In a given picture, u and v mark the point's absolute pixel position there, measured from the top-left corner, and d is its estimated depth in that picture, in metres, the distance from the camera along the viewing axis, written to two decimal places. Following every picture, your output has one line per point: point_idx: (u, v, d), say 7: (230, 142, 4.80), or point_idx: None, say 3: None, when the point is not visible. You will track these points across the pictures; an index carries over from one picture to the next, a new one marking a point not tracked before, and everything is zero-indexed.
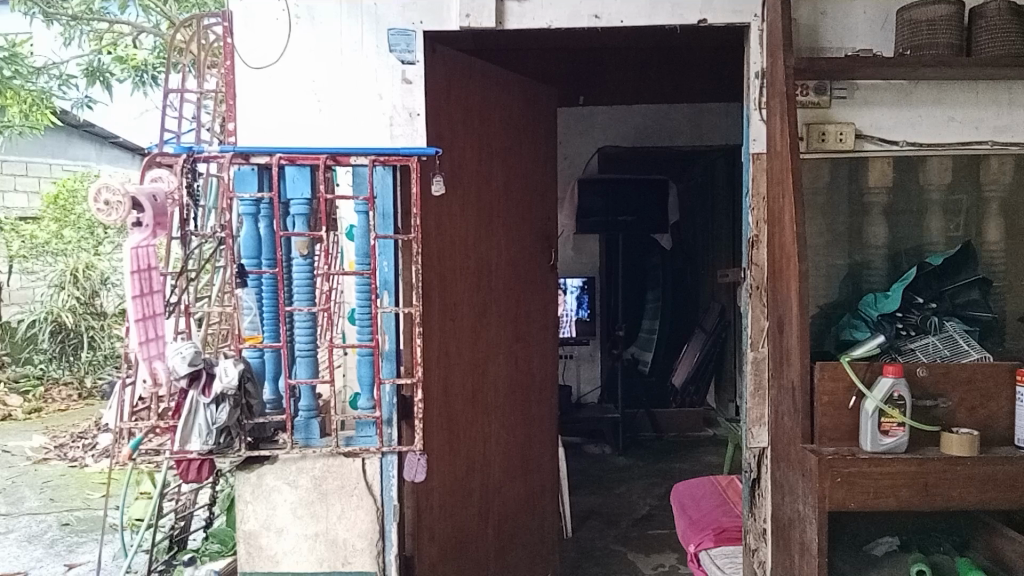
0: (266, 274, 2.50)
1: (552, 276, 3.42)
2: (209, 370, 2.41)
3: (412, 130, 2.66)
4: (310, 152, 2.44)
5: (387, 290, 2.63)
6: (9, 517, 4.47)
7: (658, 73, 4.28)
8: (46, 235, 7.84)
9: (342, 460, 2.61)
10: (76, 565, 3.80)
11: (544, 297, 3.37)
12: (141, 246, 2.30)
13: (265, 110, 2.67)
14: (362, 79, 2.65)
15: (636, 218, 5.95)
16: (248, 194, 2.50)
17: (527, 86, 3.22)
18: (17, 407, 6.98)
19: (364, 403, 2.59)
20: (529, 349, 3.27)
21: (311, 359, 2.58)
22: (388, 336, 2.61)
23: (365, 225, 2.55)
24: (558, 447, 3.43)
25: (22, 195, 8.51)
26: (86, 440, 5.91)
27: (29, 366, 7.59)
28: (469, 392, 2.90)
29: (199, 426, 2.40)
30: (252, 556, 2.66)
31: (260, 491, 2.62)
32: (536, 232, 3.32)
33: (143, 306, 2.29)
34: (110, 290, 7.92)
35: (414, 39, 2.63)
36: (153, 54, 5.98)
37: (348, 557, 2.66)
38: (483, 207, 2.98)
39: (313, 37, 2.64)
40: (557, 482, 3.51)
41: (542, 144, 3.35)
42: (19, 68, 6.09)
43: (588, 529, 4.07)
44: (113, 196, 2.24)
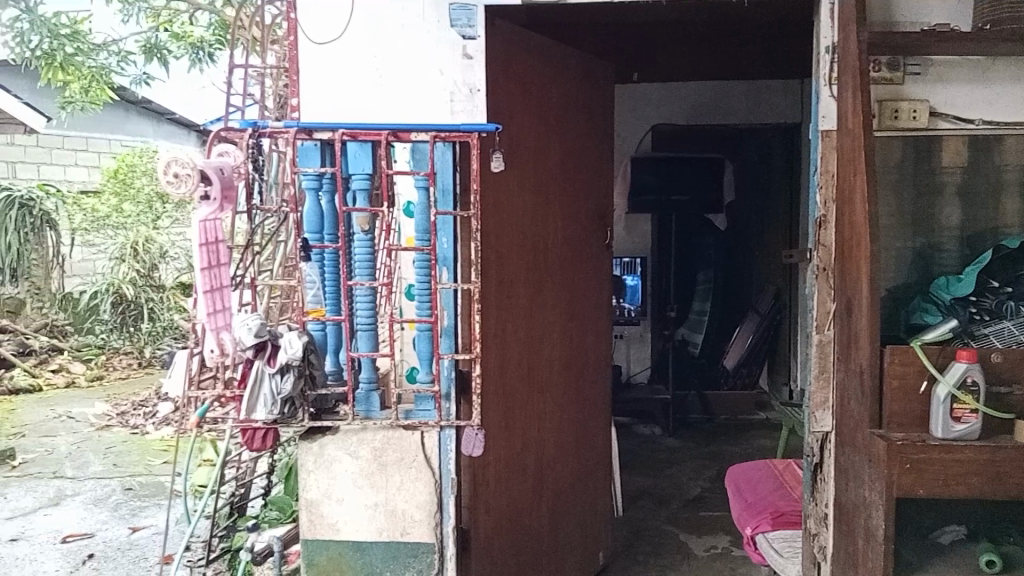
0: (328, 248, 2.55)
1: (608, 255, 3.40)
2: (274, 342, 2.44)
3: (472, 106, 2.60)
4: (372, 127, 2.48)
5: (446, 267, 2.64)
6: (76, 480, 4.65)
7: (717, 48, 4.17)
8: (107, 208, 7.93)
9: (401, 433, 2.64)
10: (140, 528, 3.94)
11: (599, 274, 3.35)
12: (209, 219, 2.33)
13: (327, 88, 2.66)
14: (423, 55, 2.60)
15: (689, 198, 6.00)
16: (311, 168, 2.55)
17: (585, 59, 3.18)
18: (81, 375, 7.20)
19: (422, 378, 2.64)
20: (583, 326, 3.26)
21: (370, 333, 2.62)
22: (447, 313, 2.63)
23: (425, 202, 2.58)
24: (611, 427, 3.41)
25: (83, 169, 8.76)
26: (147, 408, 6.08)
27: (91, 336, 7.79)
28: (524, 369, 2.90)
29: (265, 396, 2.44)
30: (313, 524, 2.71)
31: (321, 460, 2.67)
32: (592, 210, 3.29)
33: (210, 279, 2.33)
34: (168, 263, 8.05)
35: (475, 13, 2.56)
36: (209, 30, 6.07)
37: (406, 528, 2.69)
38: (540, 183, 2.97)
39: (376, 13, 2.61)
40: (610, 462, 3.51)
41: (598, 119, 3.32)
42: (81, 44, 6.11)
43: (639, 508, 4.05)
44: (182, 169, 2.27)
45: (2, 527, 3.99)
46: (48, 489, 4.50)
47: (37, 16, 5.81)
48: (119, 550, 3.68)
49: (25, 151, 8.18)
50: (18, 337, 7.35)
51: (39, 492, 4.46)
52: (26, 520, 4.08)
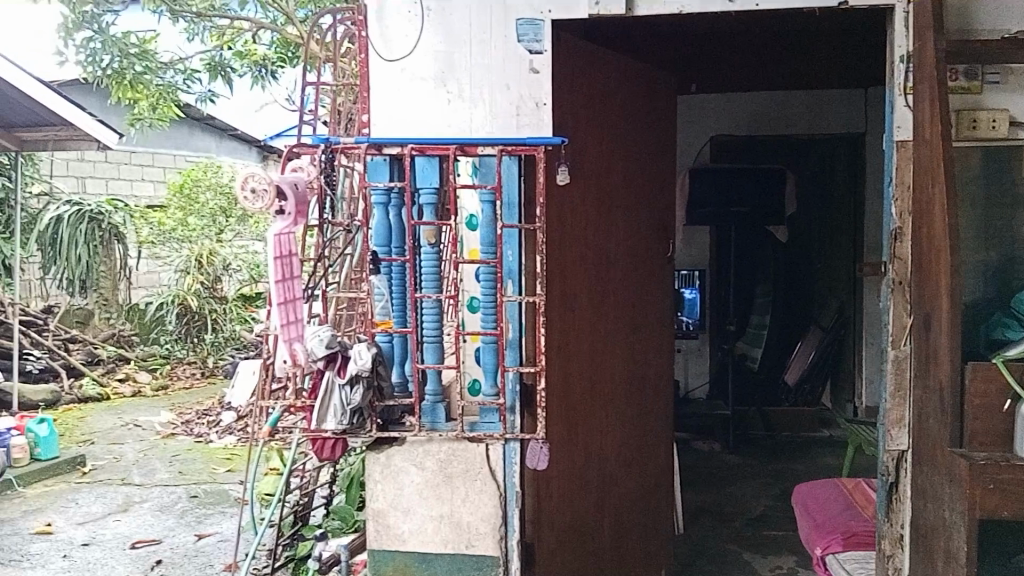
0: (396, 261, 2.59)
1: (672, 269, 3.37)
2: (344, 352, 2.51)
3: (538, 119, 2.60)
4: (439, 142, 2.52)
5: (511, 280, 2.64)
6: (144, 487, 4.78)
7: (781, 59, 4.11)
8: (173, 222, 8.08)
9: (466, 444, 2.66)
10: (206, 536, 4.02)
11: (662, 287, 3.31)
12: (283, 232, 2.39)
13: (395, 103, 2.68)
14: (489, 70, 2.61)
15: (750, 210, 5.61)
16: (380, 183, 2.60)
17: (647, 70, 3.18)
18: (146, 384, 7.42)
19: (487, 390, 2.66)
20: (646, 340, 3.23)
21: (436, 345, 2.64)
22: (512, 325, 2.64)
23: (490, 215, 2.61)
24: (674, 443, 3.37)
25: (149, 184, 9.05)
26: (210, 417, 6.22)
27: (155, 346, 8.02)
28: (588, 383, 2.90)
29: (335, 407, 2.49)
30: (380, 534, 2.73)
31: (388, 471, 2.70)
32: (654, 221, 3.26)
33: (284, 291, 2.38)
34: (231, 275, 8.24)
35: (542, 28, 2.58)
36: (272, 49, 6.17)
37: (471, 540, 2.69)
38: (603, 195, 2.96)
39: (443, 30, 2.62)
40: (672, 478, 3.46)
41: (662, 132, 3.30)
42: (149, 63, 5.64)
43: (701, 526, 4.00)
44: (259, 184, 2.34)
45: (75, 532, 4.11)
46: (117, 495, 4.64)
47: (109, 35, 5.36)
48: (187, 556, 3.77)
49: (94, 167, 8.47)
50: (88, 346, 7.54)
51: (109, 498, 4.60)
52: (98, 525, 4.20)
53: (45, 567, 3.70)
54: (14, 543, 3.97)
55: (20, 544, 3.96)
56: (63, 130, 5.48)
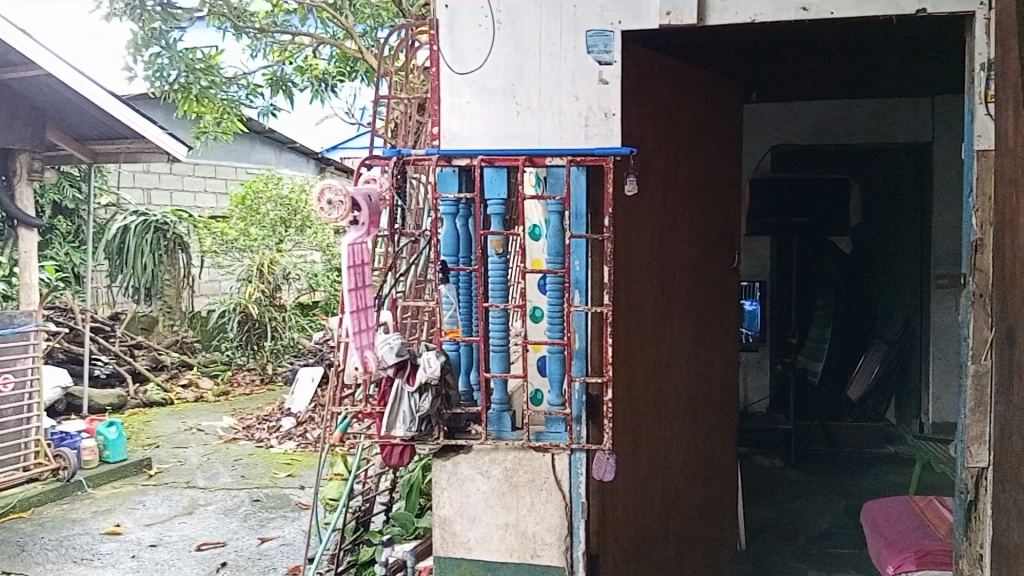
0: (464, 270, 2.63)
1: (737, 279, 3.34)
2: (413, 360, 2.56)
3: (607, 130, 2.61)
4: (509, 154, 2.58)
5: (578, 289, 2.64)
6: (209, 490, 4.89)
7: (847, 68, 4.05)
8: (235, 233, 8.22)
9: (532, 454, 2.66)
10: (269, 539, 4.10)
11: (726, 298, 3.29)
12: (356, 243, 2.45)
13: (464, 115, 2.71)
14: (558, 81, 2.63)
15: (813, 221, 5.53)
16: (449, 194, 2.64)
17: (713, 78, 3.17)
18: (208, 390, 7.62)
19: (552, 400, 2.64)
20: (710, 351, 3.21)
21: (502, 354, 2.67)
22: (579, 335, 2.63)
23: (558, 224, 2.61)
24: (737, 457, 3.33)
25: (212, 196, 9.30)
26: (270, 423, 6.34)
27: (217, 353, 8.23)
28: (653, 394, 2.89)
29: (403, 414, 2.55)
30: (446, 541, 2.75)
31: (455, 479, 2.72)
32: (718, 232, 3.25)
33: (356, 299, 2.44)
34: (290, 284, 8.36)
35: (611, 39, 2.59)
36: (332, 63, 6.31)
37: (537, 550, 2.69)
38: (669, 206, 2.96)
39: (514, 42, 2.65)
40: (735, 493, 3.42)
41: (726, 141, 3.29)
42: (215, 77, 5.75)
43: (764, 542, 3.92)
44: (335, 196, 2.44)
45: (143, 533, 4.23)
46: (182, 498, 4.76)
47: (177, 51, 5.50)
48: (251, 559, 3.85)
49: (160, 178, 8.78)
50: (152, 351, 7.73)
51: (174, 501, 4.72)
52: (165, 527, 4.32)
53: (115, 566, 3.81)
54: (86, 542, 4.11)
55: (91, 543, 4.09)
56: (133, 143, 5.69)
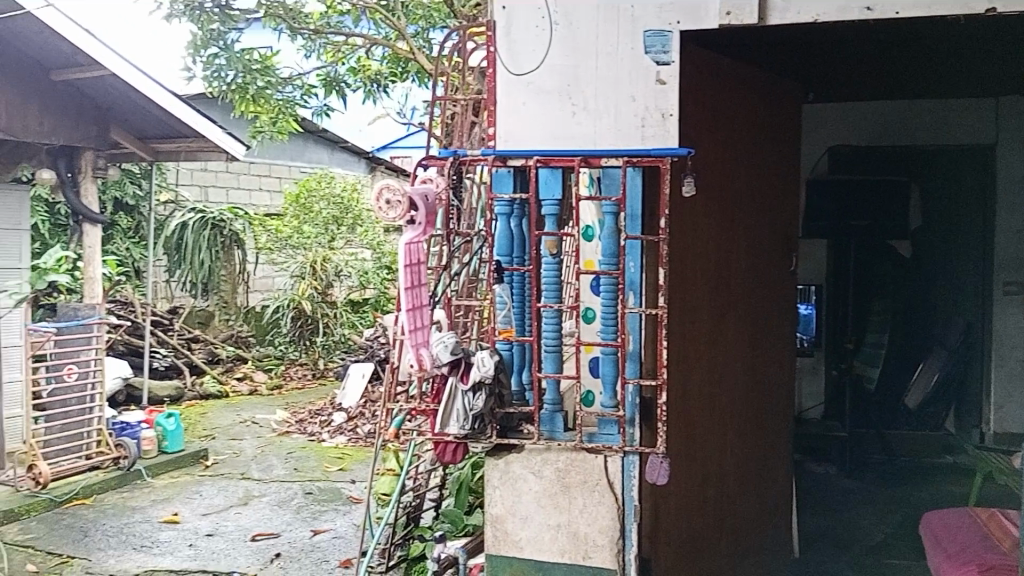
0: (518, 271, 2.65)
1: (778, 286, 3.40)
2: (467, 359, 2.59)
3: (664, 131, 2.59)
4: (565, 155, 2.59)
5: (632, 291, 2.63)
6: (263, 482, 5.01)
7: (909, 68, 3.95)
8: (289, 229, 8.31)
9: (585, 455, 2.66)
10: (321, 531, 4.18)
11: (771, 302, 3.34)
12: (413, 242, 2.47)
13: (520, 116, 2.71)
14: (615, 82, 2.62)
15: (869, 223, 5.49)
16: (504, 195, 2.66)
17: (761, 81, 3.20)
18: (262, 383, 7.80)
19: (606, 402, 2.64)
20: (760, 356, 3.26)
21: (555, 355, 2.67)
22: (632, 336, 2.62)
23: (613, 226, 2.60)
24: (781, 460, 3.38)
25: (266, 194, 9.50)
26: (322, 417, 6.45)
27: (270, 347, 8.42)
28: (707, 398, 2.89)
29: (457, 412, 2.56)
30: (498, 540, 2.77)
31: (507, 478, 2.74)
32: (765, 236, 3.29)
33: (412, 298, 2.48)
34: (341, 281, 8.48)
35: (670, 39, 2.58)
36: (384, 64, 6.38)
37: (588, 551, 2.69)
38: (723, 210, 2.97)
39: (571, 43, 2.65)
40: (782, 496, 3.45)
41: (772, 146, 3.32)
42: (271, 78, 5.84)
43: (817, 551, 3.86)
44: (393, 196, 2.48)
45: (201, 522, 4.35)
46: (237, 489, 4.88)
47: (233, 52, 5.61)
48: (304, 551, 3.94)
49: (217, 176, 8.98)
50: (208, 345, 7.94)
51: (230, 491, 4.84)
52: (221, 517, 4.43)
53: (174, 555, 3.92)
54: (146, 530, 4.24)
55: (150, 531, 4.22)
56: (193, 142, 5.84)
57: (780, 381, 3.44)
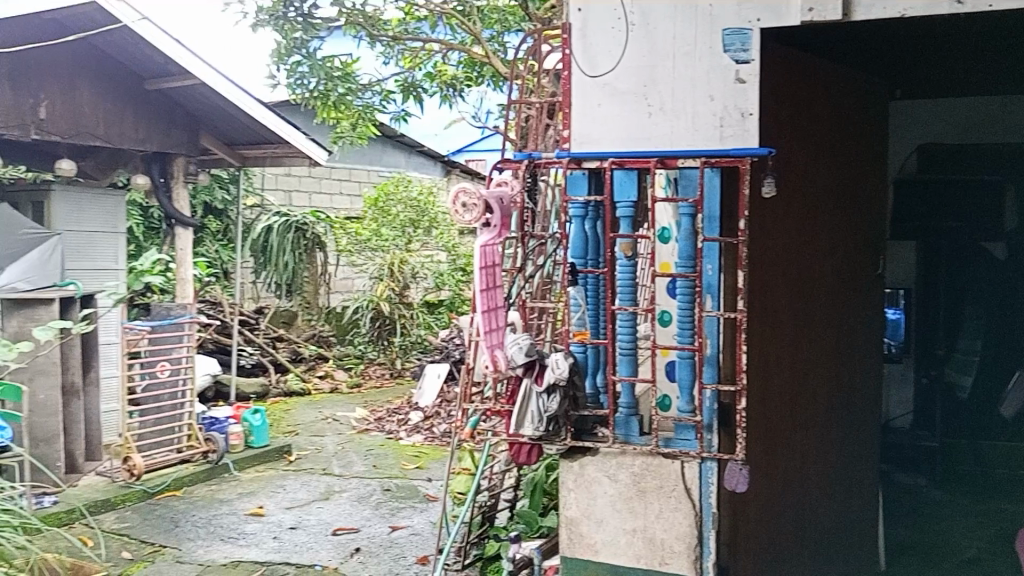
0: (593, 273, 2.65)
1: (861, 289, 3.33)
2: (541, 361, 2.59)
3: (744, 130, 2.54)
4: (641, 156, 2.58)
5: (710, 294, 2.58)
6: (343, 478, 5.15)
7: (1008, 61, 3.75)
8: (368, 233, 8.56)
9: (661, 460, 2.64)
10: (399, 528, 4.27)
11: (854, 305, 3.28)
12: (488, 245, 2.52)
13: (595, 118, 2.71)
14: (693, 82, 2.58)
15: (964, 225, 5.27)
16: (579, 197, 2.69)
17: (843, 79, 3.13)
18: (342, 382, 8.01)
19: (682, 407, 2.61)
20: (843, 361, 3.20)
21: (630, 358, 2.65)
22: (710, 340, 2.57)
23: (690, 227, 2.57)
24: (863, 466, 3.33)
25: (346, 198, 9.75)
26: (399, 415, 6.58)
27: (350, 347, 8.64)
28: (789, 404, 2.85)
29: (531, 413, 2.59)
30: (573, 542, 2.78)
31: (581, 480, 2.74)
32: (848, 238, 3.22)
33: (487, 299, 2.53)
34: (418, 283, 8.64)
35: (749, 37, 2.52)
36: (460, 68, 6.46)
37: (665, 557, 2.65)
38: (806, 212, 2.92)
39: (647, 43, 2.63)
40: (864, 504, 3.38)
41: (853, 146, 3.25)
42: (351, 84, 5.99)
43: (905, 563, 3.71)
44: (470, 199, 2.54)
45: (284, 515, 4.50)
46: (319, 484, 5.03)
47: (315, 60, 5.77)
48: (383, 547, 4.03)
49: (300, 181, 9.29)
50: (292, 344, 8.20)
51: (312, 486, 4.99)
52: (303, 511, 4.57)
53: (259, 546, 4.07)
54: (233, 521, 4.41)
55: (237, 523, 4.39)
56: (278, 148, 6.04)
57: (864, 386, 3.38)
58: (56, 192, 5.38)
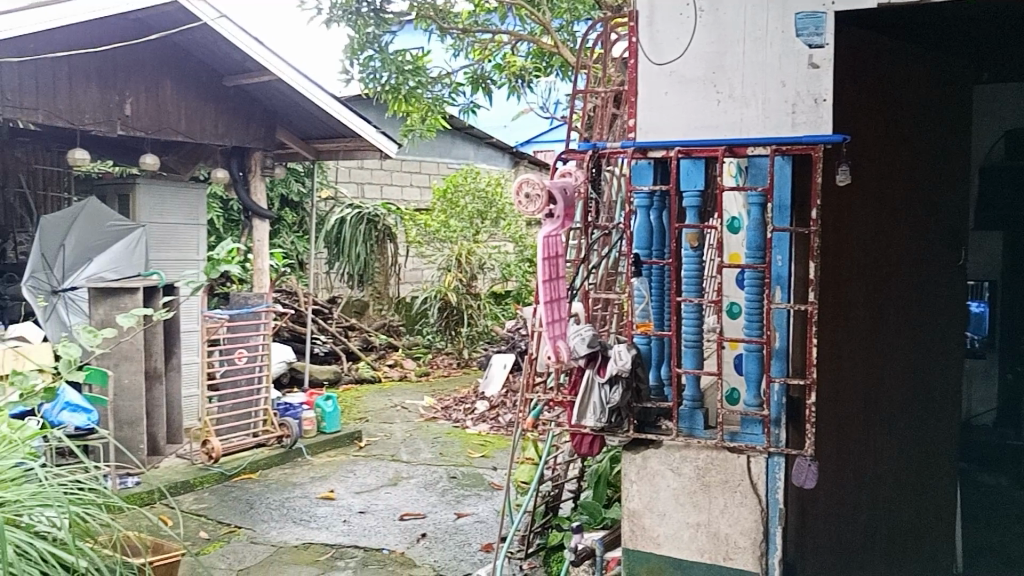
0: (657, 264, 2.61)
1: (941, 280, 3.22)
2: (604, 352, 2.58)
3: (817, 117, 2.46)
4: (708, 144, 2.53)
5: (779, 286, 2.52)
6: (410, 465, 5.25)
7: None
8: (437, 224, 8.59)
9: (726, 455, 2.59)
10: (464, 515, 4.33)
11: (933, 297, 3.16)
12: (551, 235, 2.53)
13: (661, 107, 2.67)
14: (763, 68, 2.51)
15: None
16: (644, 186, 2.65)
17: (924, 62, 3.00)
18: (411, 370, 8.15)
19: (750, 401, 2.54)
20: (921, 355, 3.09)
21: (695, 351, 2.61)
22: (779, 333, 2.51)
23: (759, 218, 2.50)
24: (939, 464, 3.23)
25: (416, 189, 9.89)
26: (466, 405, 6.66)
27: (419, 337, 8.79)
28: (863, 400, 2.77)
29: (594, 404, 2.57)
30: (635, 535, 2.75)
31: (644, 473, 2.72)
32: (928, 227, 3.10)
33: (550, 290, 2.53)
34: (485, 274, 8.71)
35: (824, 21, 2.44)
36: (529, 59, 6.43)
37: (729, 553, 2.61)
38: (884, 201, 2.82)
39: (717, 29, 2.57)
40: (942, 504, 3.27)
41: (935, 131, 3.12)
42: (422, 78, 6.05)
43: (987, 568, 3.54)
44: (533, 190, 2.52)
45: (354, 500, 4.62)
46: (387, 470, 5.14)
47: (387, 54, 5.84)
48: (448, 533, 4.09)
49: (372, 174, 9.47)
50: (363, 334, 8.41)
51: (381, 472, 5.11)
52: (372, 496, 4.69)
53: (329, 529, 4.19)
54: (305, 504, 4.55)
55: (308, 506, 4.53)
56: (350, 141, 6.17)
57: (944, 383, 3.27)
58: (142, 185, 5.63)
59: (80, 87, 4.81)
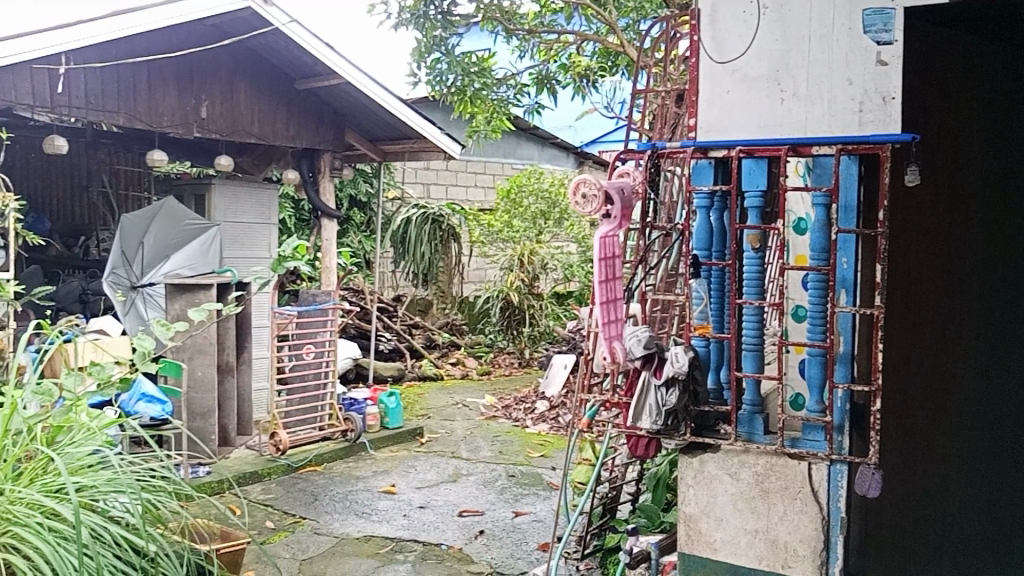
0: (717, 265, 2.58)
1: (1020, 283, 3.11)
2: (661, 354, 2.57)
3: (885, 116, 2.38)
4: (770, 143, 2.46)
5: (844, 289, 2.43)
6: (470, 462, 5.31)
7: None
8: (500, 224, 8.69)
9: (786, 461, 2.53)
10: (522, 514, 4.36)
11: (1011, 302, 3.06)
12: (607, 235, 2.52)
13: (723, 106, 2.63)
14: (829, 66, 2.45)
15: None
16: (704, 187, 2.62)
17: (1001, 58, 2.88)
18: (473, 368, 8.24)
19: (812, 407, 2.49)
20: (996, 362, 2.99)
21: (755, 354, 2.56)
22: (843, 338, 2.43)
23: (824, 218, 2.42)
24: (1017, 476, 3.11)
25: (481, 190, 9.98)
26: (526, 404, 6.69)
27: (481, 336, 8.87)
28: (932, 407, 2.69)
29: (650, 407, 2.54)
30: (691, 539, 2.71)
31: (701, 477, 2.68)
32: (1005, 229, 2.99)
33: (606, 290, 2.52)
34: (547, 274, 8.72)
35: (892, 17, 2.37)
36: (594, 59, 6.40)
37: (788, 561, 2.55)
38: (957, 202, 2.73)
39: (781, 27, 2.52)
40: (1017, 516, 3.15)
41: (1013, 128, 3.01)
42: (487, 79, 6.07)
43: None
44: (590, 190, 2.51)
45: (414, 494, 4.70)
46: (447, 467, 5.21)
47: (453, 56, 5.91)
48: (505, 531, 4.12)
49: (437, 175, 9.60)
50: (427, 332, 8.50)
51: (441, 468, 5.18)
52: (432, 491, 4.76)
53: (390, 523, 4.28)
54: (367, 498, 4.65)
55: (370, 499, 4.62)
56: (415, 143, 6.26)
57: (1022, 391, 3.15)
58: (217, 185, 5.84)
59: (158, 90, 5.03)
